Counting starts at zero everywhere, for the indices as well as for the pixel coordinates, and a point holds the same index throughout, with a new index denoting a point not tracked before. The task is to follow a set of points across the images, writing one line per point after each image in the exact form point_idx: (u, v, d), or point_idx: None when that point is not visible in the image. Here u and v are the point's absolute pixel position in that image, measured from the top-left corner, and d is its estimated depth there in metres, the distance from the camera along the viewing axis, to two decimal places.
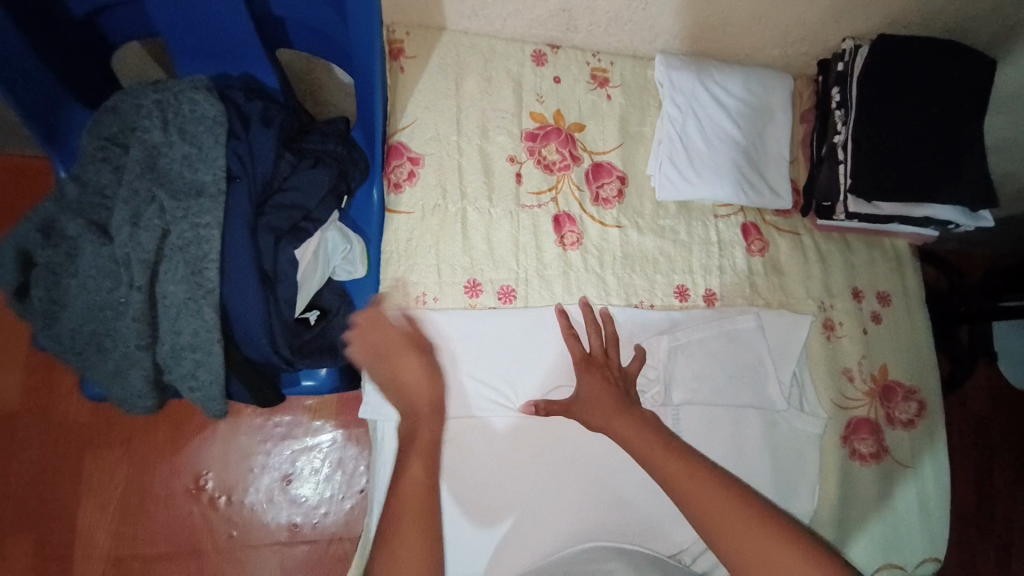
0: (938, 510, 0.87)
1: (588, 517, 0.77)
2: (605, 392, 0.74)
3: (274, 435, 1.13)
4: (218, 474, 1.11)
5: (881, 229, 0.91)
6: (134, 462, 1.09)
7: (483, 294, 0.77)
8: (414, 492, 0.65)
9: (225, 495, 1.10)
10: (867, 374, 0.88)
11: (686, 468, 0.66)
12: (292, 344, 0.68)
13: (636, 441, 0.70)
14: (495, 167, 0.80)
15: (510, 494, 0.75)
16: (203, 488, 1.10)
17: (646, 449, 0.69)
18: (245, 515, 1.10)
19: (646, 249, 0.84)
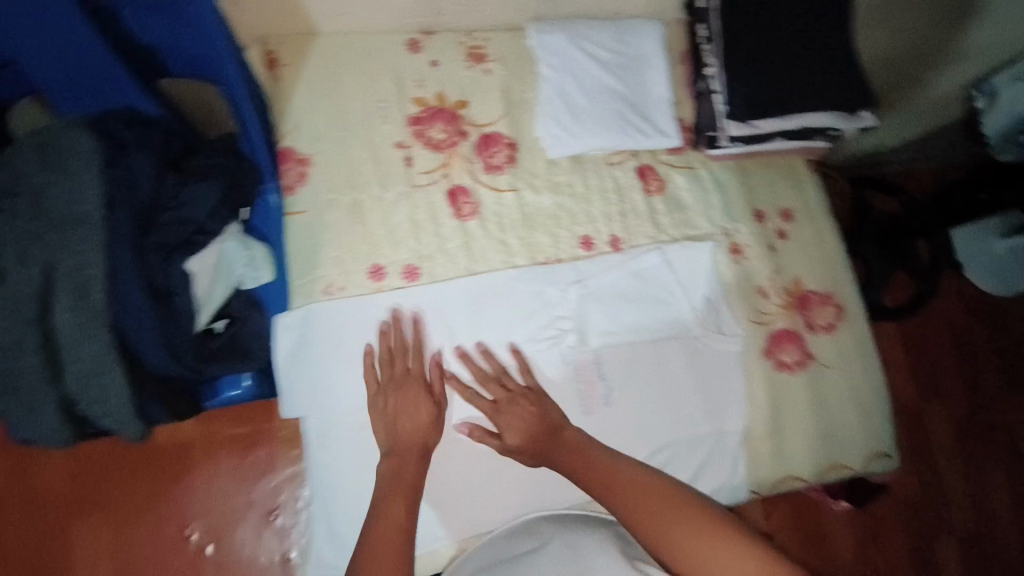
0: (872, 406, 0.90)
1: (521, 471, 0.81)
2: (522, 412, 0.78)
3: (253, 473, 1.07)
4: (204, 521, 1.05)
5: (772, 149, 0.93)
6: (117, 524, 1.04)
7: (387, 276, 0.81)
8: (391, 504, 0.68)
9: (213, 541, 1.04)
10: (780, 288, 0.92)
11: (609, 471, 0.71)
12: (197, 354, 0.75)
13: (591, 470, 0.73)
14: (383, 154, 0.83)
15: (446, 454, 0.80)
16: (190, 537, 1.04)
17: (600, 476, 0.72)
18: (232, 559, 1.04)
19: (544, 208, 0.87)
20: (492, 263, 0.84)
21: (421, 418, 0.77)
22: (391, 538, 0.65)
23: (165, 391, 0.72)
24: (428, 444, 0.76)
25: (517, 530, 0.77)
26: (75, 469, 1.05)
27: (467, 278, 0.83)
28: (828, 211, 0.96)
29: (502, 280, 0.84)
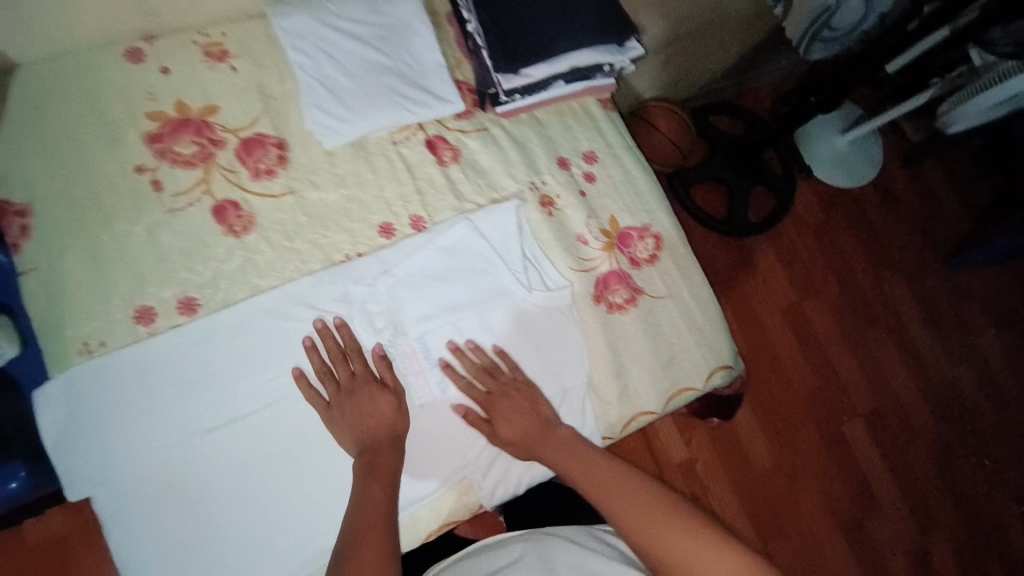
0: (706, 324, 0.92)
1: None
2: (514, 407, 0.80)
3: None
4: None
5: (559, 96, 0.91)
6: None
7: (158, 317, 0.72)
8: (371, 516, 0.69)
9: None
10: (598, 232, 0.91)
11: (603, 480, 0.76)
12: None
13: (590, 480, 0.77)
14: (122, 183, 0.73)
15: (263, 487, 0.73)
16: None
17: (599, 482, 0.77)
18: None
19: (331, 203, 0.81)
20: (283, 275, 0.77)
21: (384, 412, 0.76)
22: (375, 536, 0.67)
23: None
24: (397, 431, 0.76)
25: (492, 543, 0.78)
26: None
27: (258, 296, 0.75)
28: (630, 146, 0.96)
29: (300, 291, 0.77)
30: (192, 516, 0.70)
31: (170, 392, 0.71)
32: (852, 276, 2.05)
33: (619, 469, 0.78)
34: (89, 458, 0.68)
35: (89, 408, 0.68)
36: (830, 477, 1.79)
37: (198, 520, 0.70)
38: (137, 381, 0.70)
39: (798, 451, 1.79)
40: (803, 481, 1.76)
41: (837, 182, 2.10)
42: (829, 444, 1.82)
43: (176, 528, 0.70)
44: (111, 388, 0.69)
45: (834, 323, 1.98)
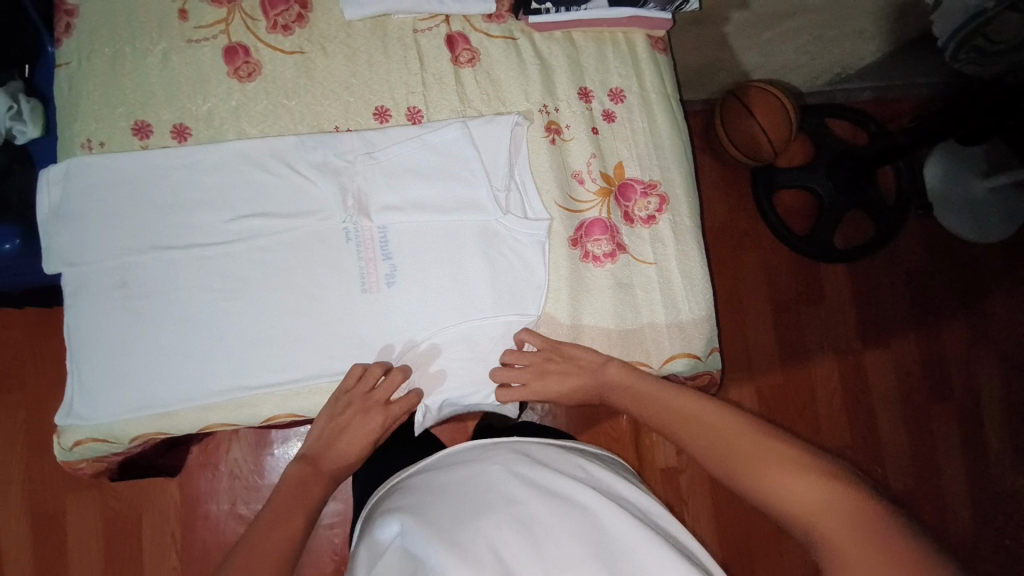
0: (687, 306, 0.83)
1: (300, 344, 0.76)
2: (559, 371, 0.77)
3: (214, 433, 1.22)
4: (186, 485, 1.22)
5: (601, 19, 0.84)
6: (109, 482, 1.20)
7: (152, 134, 0.76)
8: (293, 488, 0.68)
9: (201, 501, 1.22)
10: (599, 175, 0.84)
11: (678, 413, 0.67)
12: None
13: (635, 391, 0.72)
14: (154, 6, 0.78)
15: (211, 312, 0.75)
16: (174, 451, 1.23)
17: (642, 393, 0.71)
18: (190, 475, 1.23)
19: (335, 73, 0.81)
20: (271, 130, 0.79)
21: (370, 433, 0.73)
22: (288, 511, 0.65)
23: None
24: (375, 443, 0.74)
25: (462, 460, 0.66)
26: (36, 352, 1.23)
27: (245, 139, 0.78)
28: (666, 94, 0.87)
29: (281, 147, 0.78)
30: (143, 315, 0.74)
31: (157, 202, 0.75)
32: (932, 336, 1.78)
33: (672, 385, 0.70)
34: (61, 237, 0.74)
35: (74, 192, 0.74)
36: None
37: (145, 320, 0.74)
38: (121, 180, 0.75)
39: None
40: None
41: (948, 224, 1.79)
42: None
43: (117, 325, 0.74)
44: (98, 177, 0.74)
45: (893, 380, 1.75)
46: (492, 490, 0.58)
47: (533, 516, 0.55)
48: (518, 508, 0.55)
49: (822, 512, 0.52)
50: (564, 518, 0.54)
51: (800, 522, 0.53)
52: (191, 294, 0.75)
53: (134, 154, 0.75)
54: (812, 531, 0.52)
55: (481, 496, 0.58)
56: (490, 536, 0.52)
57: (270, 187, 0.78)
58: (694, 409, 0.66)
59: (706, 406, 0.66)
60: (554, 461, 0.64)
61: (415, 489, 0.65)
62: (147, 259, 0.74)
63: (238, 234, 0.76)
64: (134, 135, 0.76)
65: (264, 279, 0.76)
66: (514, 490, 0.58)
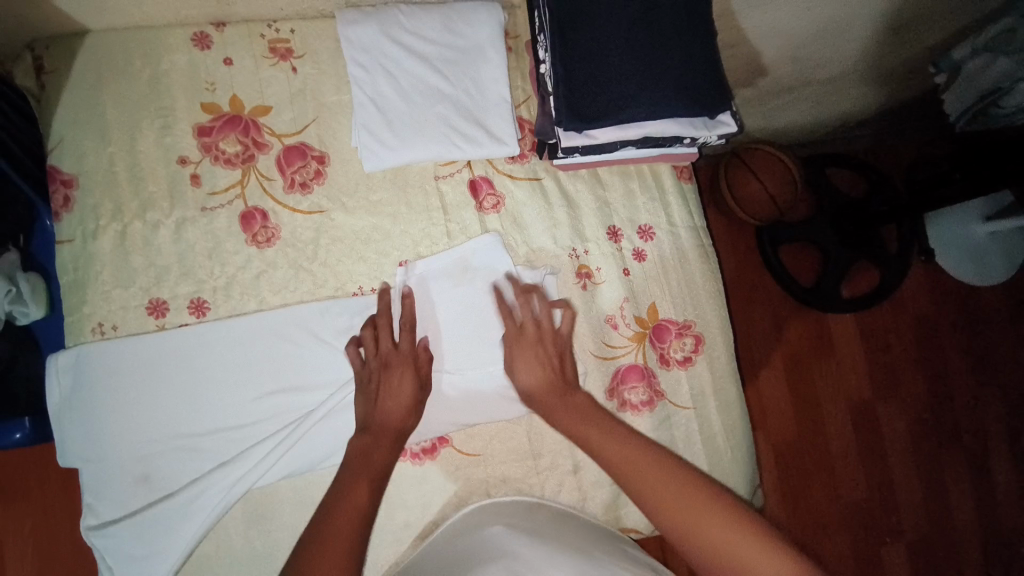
0: (726, 447, 0.81)
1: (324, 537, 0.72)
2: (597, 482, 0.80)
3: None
4: None
5: (629, 157, 0.81)
6: None
7: (168, 312, 0.72)
8: (369, 470, 0.66)
9: None
10: (633, 318, 0.81)
11: (623, 453, 0.67)
12: None
13: (618, 455, 0.67)
14: (164, 172, 0.74)
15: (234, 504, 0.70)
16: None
17: (622, 462, 0.67)
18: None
19: (357, 229, 0.78)
20: (292, 296, 0.75)
21: (403, 396, 0.70)
22: (348, 524, 0.61)
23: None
24: (404, 430, 0.70)
25: (457, 526, 0.71)
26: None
27: (266, 311, 0.74)
28: (696, 227, 0.85)
29: (307, 317, 0.74)
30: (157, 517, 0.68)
31: (169, 388, 0.71)
32: (942, 384, 1.79)
33: (644, 449, 0.67)
34: (72, 429, 0.69)
35: (84, 381, 0.70)
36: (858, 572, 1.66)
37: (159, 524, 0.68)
38: (134, 364, 0.70)
39: (817, 538, 1.65)
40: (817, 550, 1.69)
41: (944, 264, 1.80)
42: (862, 528, 1.68)
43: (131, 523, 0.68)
44: (109, 362, 0.70)
45: (903, 429, 1.75)
46: (497, 545, 0.63)
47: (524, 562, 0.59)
48: (518, 556, 0.60)
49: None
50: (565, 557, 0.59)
51: None
52: (210, 485, 0.69)
53: (149, 334, 0.71)
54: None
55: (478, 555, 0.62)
56: None
57: (295, 359, 0.74)
58: (673, 482, 0.64)
59: (688, 479, 0.64)
60: (551, 525, 0.69)
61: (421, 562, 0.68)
62: (164, 447, 0.70)
63: (255, 414, 0.72)
64: (150, 314, 0.72)
65: (283, 465, 0.71)
66: (517, 543, 0.63)
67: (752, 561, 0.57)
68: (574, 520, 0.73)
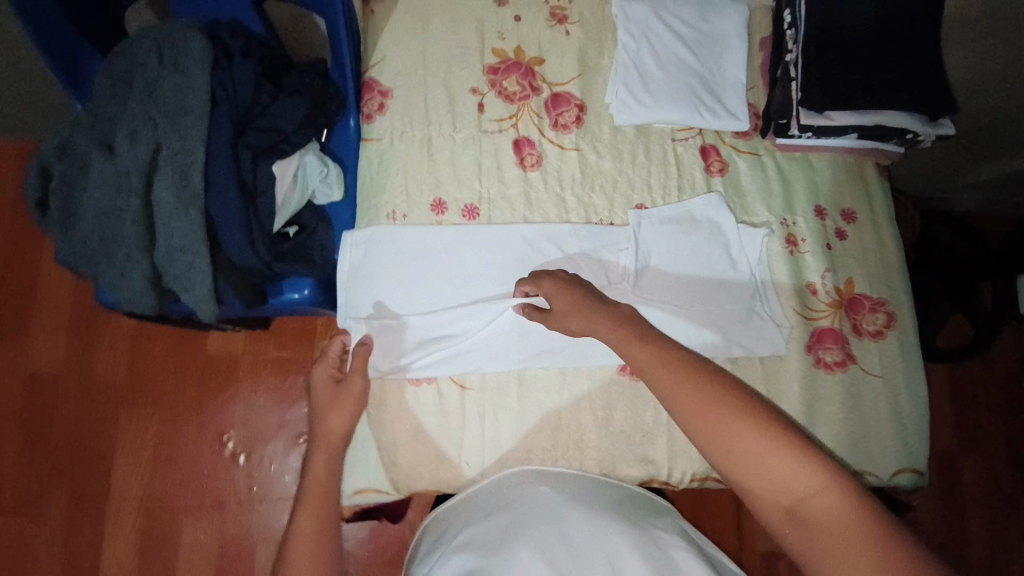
0: (911, 420, 0.87)
1: (544, 434, 0.81)
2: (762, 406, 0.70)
3: (289, 396, 1.28)
4: (246, 467, 1.25)
5: (842, 147, 0.93)
6: (176, 460, 1.24)
7: (447, 211, 0.83)
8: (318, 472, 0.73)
9: (254, 484, 1.24)
10: (832, 288, 0.90)
11: (658, 356, 0.69)
12: (272, 251, 0.76)
13: (649, 359, 0.70)
14: (458, 96, 0.86)
15: (483, 381, 0.82)
16: (226, 444, 1.26)
17: (654, 360, 0.70)
18: (264, 471, 1.25)
19: (605, 171, 0.89)
20: (548, 216, 0.86)
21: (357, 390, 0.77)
22: (316, 505, 0.70)
23: (247, 287, 0.77)
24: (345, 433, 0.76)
25: (506, 478, 0.77)
26: (135, 365, 1.27)
27: (527, 224, 0.85)
28: (891, 218, 0.94)
29: (558, 234, 0.85)
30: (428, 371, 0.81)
31: (445, 271, 0.82)
32: None
33: (694, 368, 0.68)
34: (358, 298, 0.81)
35: (370, 259, 0.81)
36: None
37: (426, 380, 0.81)
38: (412, 250, 0.82)
39: None
40: None
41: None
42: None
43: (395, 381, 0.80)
44: (392, 245, 0.81)
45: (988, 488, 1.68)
46: (548, 507, 0.69)
47: (575, 531, 0.64)
48: (568, 524, 0.65)
49: (815, 499, 0.58)
50: (616, 529, 0.65)
51: (789, 505, 0.59)
52: (464, 359, 0.81)
53: (426, 227, 0.82)
54: (798, 516, 0.58)
55: (535, 513, 0.68)
56: (533, 547, 0.62)
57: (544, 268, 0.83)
58: (706, 392, 0.66)
59: (722, 390, 0.66)
60: (592, 492, 0.74)
61: (468, 505, 0.74)
62: (430, 324, 0.81)
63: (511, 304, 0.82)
64: (432, 211, 0.83)
65: (532, 351, 0.82)
66: (568, 509, 0.68)
67: (788, 472, 0.60)
68: (623, 487, 0.78)
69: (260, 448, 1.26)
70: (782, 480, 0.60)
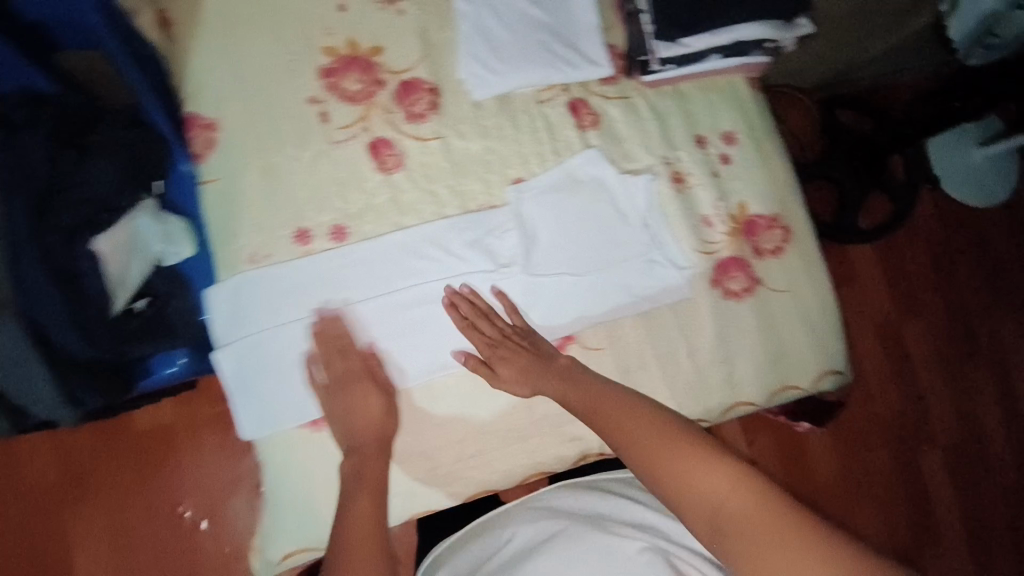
0: (823, 328, 0.89)
1: (475, 438, 0.81)
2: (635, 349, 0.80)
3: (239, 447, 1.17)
4: (217, 533, 1.14)
5: (710, 70, 0.89)
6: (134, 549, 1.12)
7: (314, 239, 0.79)
8: (362, 514, 0.65)
9: (231, 547, 1.15)
10: (725, 215, 0.89)
11: (590, 398, 0.72)
12: (117, 334, 0.71)
13: (585, 402, 0.72)
14: (295, 111, 0.80)
15: (393, 401, 0.79)
16: (185, 516, 1.14)
17: (591, 407, 0.71)
18: (235, 529, 1.15)
19: (472, 152, 0.84)
20: (422, 216, 0.83)
21: (372, 411, 0.75)
22: (366, 522, 0.64)
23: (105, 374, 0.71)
24: (384, 433, 0.75)
25: (490, 520, 0.80)
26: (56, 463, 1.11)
27: (401, 231, 0.81)
28: (773, 132, 0.93)
29: (438, 232, 0.82)
30: (330, 413, 0.78)
31: (320, 306, 0.78)
32: (967, 293, 1.78)
33: (625, 398, 0.70)
34: (246, 360, 0.77)
35: (244, 313, 0.77)
36: (887, 486, 1.63)
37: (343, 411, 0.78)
38: (286, 292, 0.78)
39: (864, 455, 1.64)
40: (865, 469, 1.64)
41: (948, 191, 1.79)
42: (894, 440, 1.66)
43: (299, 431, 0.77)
44: (262, 293, 0.77)
45: (930, 341, 1.73)
46: (527, 547, 0.69)
47: (568, 552, 0.66)
48: (557, 548, 0.67)
49: (732, 505, 0.56)
50: (598, 538, 0.67)
51: (711, 519, 0.56)
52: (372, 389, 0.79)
53: (294, 264, 0.78)
54: (721, 528, 0.55)
55: (522, 555, 0.69)
56: None
57: (426, 271, 0.81)
58: (644, 417, 0.66)
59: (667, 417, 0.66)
60: (568, 505, 0.76)
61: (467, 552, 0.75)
62: (330, 363, 0.78)
63: (399, 320, 0.80)
64: (297, 242, 0.79)
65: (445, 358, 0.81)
66: (551, 538, 0.69)
67: (711, 479, 0.58)
68: (607, 485, 0.81)
69: (224, 509, 1.15)
70: (705, 488, 0.58)
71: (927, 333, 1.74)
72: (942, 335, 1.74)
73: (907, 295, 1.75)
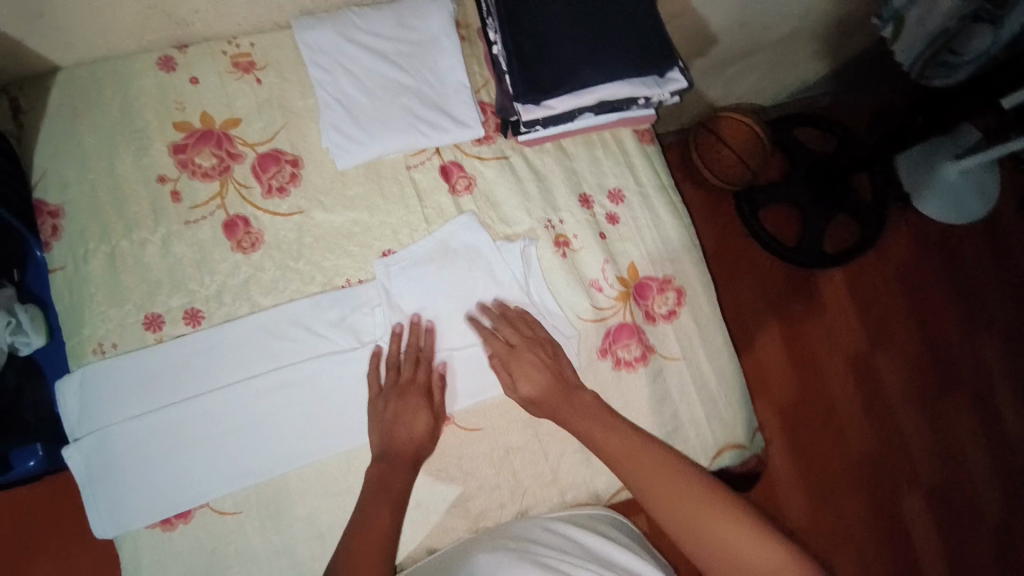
0: (722, 396, 0.84)
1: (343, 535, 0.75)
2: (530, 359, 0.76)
3: None
4: None
5: (588, 125, 0.85)
6: None
7: (165, 325, 0.75)
8: (372, 534, 0.68)
9: None
10: (615, 279, 0.84)
11: (622, 444, 0.72)
12: None
13: (618, 448, 0.72)
14: (144, 192, 0.76)
15: (251, 498, 0.74)
16: None
17: (627, 453, 0.72)
18: None
19: (337, 225, 0.80)
20: (283, 296, 0.78)
21: (416, 429, 0.74)
22: (367, 557, 0.66)
23: None
24: (421, 455, 0.74)
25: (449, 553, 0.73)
26: None
27: (260, 311, 0.76)
28: (663, 189, 0.88)
29: (299, 314, 0.77)
30: (181, 513, 0.72)
31: (175, 395, 0.73)
32: (946, 317, 1.60)
33: (663, 451, 0.72)
34: (94, 458, 0.71)
35: (90, 406, 0.71)
36: (868, 535, 1.45)
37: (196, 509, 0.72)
38: (138, 379, 0.72)
39: (841, 502, 1.45)
40: (846, 520, 1.44)
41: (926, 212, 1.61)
42: (873, 480, 1.48)
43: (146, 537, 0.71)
44: (107, 384, 0.72)
45: (906, 372, 1.55)
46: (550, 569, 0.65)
47: None
48: None
49: None
50: None
51: None
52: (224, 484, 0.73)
53: (149, 350, 0.73)
54: None
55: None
56: None
57: (289, 354, 0.76)
58: (686, 480, 0.68)
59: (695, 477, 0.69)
60: (548, 539, 0.71)
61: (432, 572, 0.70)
62: (181, 457, 0.72)
63: (259, 408, 0.74)
64: (148, 328, 0.74)
65: (309, 447, 0.75)
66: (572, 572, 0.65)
67: (754, 558, 0.62)
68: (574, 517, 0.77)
69: None
70: (747, 566, 0.62)
71: (904, 362, 1.56)
72: (920, 365, 1.57)
73: (880, 323, 1.57)
